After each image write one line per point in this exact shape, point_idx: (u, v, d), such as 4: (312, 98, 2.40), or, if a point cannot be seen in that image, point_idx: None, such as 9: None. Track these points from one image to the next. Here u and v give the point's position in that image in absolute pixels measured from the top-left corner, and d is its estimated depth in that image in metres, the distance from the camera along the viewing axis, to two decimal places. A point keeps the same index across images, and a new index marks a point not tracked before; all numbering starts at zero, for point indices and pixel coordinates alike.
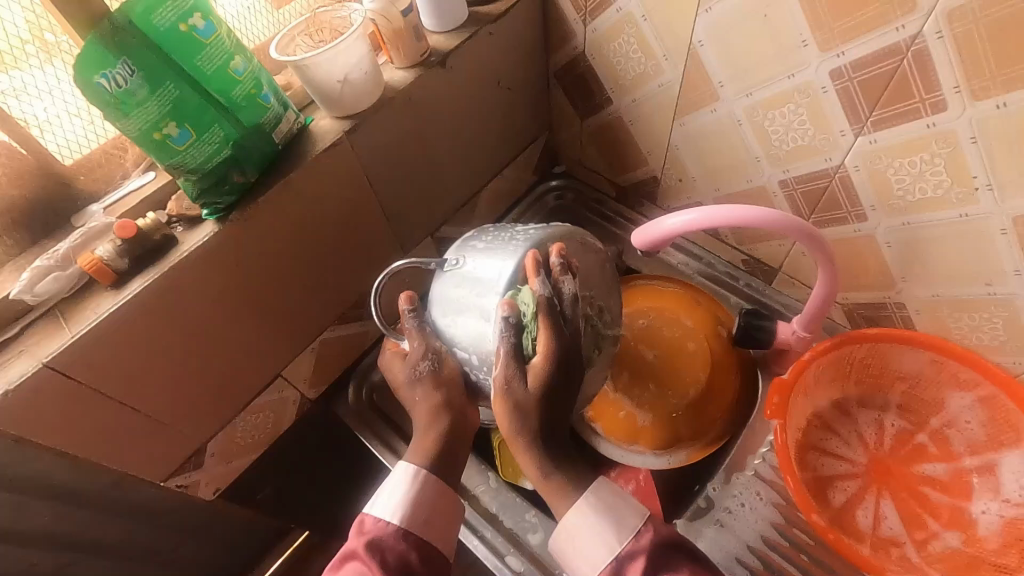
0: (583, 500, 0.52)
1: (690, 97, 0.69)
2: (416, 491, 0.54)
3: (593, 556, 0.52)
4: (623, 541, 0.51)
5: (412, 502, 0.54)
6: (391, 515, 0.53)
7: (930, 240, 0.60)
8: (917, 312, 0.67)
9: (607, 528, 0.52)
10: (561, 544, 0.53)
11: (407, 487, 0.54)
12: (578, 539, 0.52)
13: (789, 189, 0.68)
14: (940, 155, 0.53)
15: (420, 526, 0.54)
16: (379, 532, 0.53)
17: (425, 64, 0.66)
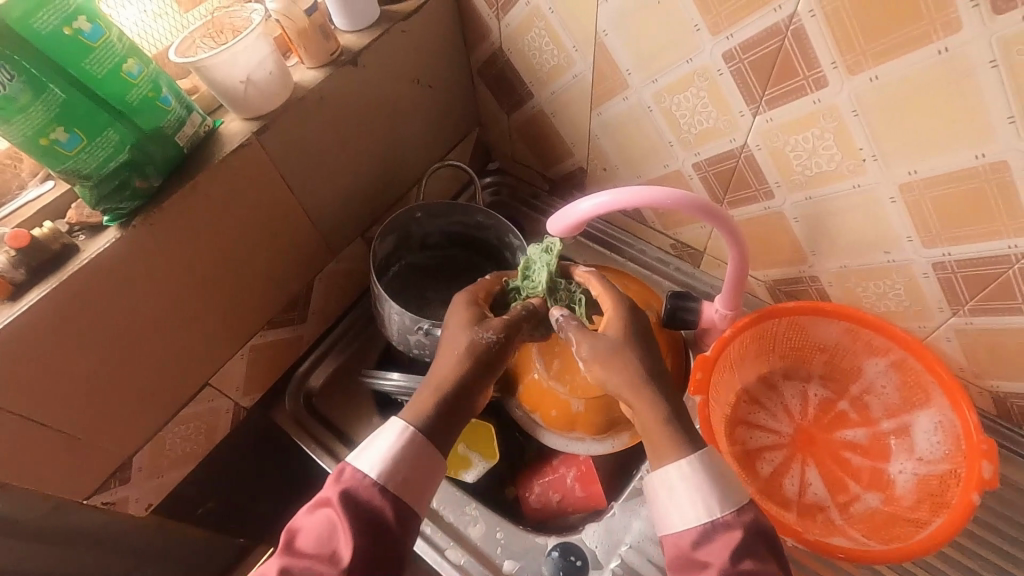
0: (693, 458, 0.52)
1: (603, 88, 0.71)
2: (400, 449, 0.51)
3: (689, 510, 0.51)
4: (724, 512, 0.50)
5: (392, 460, 0.51)
6: (374, 475, 0.50)
7: (832, 213, 0.62)
8: (830, 284, 0.70)
9: (719, 493, 0.51)
10: (659, 472, 0.53)
11: (397, 441, 0.52)
12: (675, 495, 0.52)
13: (702, 172, 0.70)
14: (828, 130, 0.56)
15: (402, 486, 0.51)
16: (356, 484, 0.50)
17: (336, 63, 0.66)
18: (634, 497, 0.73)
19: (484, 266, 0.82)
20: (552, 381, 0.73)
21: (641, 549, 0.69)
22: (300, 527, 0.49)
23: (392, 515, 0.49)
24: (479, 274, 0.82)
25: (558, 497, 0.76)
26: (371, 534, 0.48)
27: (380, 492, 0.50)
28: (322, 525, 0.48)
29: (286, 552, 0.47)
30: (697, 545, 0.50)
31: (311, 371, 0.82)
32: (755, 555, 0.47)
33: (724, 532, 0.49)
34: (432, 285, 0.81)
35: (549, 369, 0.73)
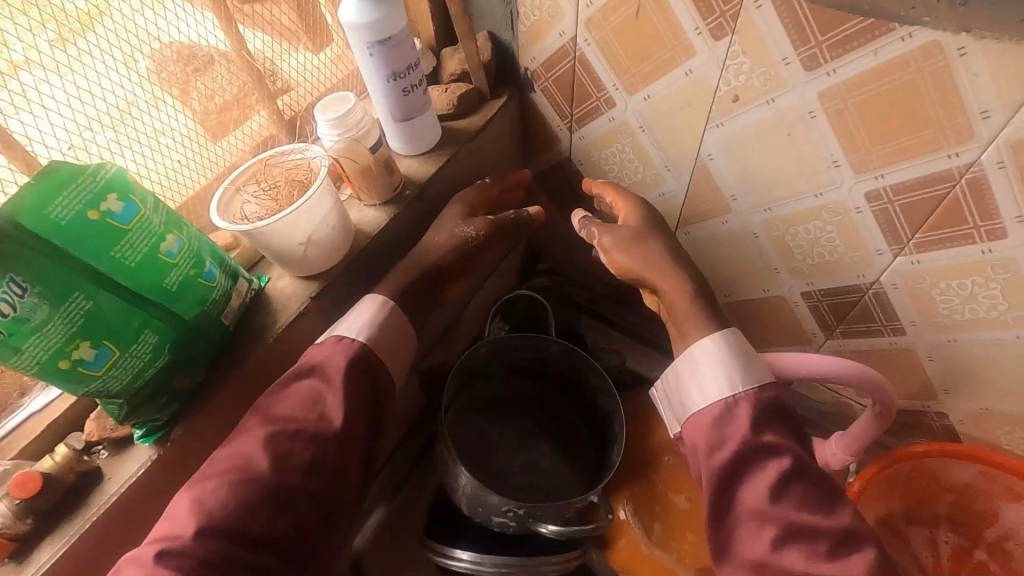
0: (715, 338, 0.50)
1: (695, 208, 0.62)
2: (382, 316, 0.50)
3: (711, 387, 0.49)
4: (747, 388, 0.48)
5: (376, 324, 0.49)
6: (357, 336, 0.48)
7: (980, 356, 0.54)
8: (961, 422, 0.62)
9: (745, 367, 0.49)
10: (684, 355, 0.51)
11: (375, 310, 0.50)
12: (699, 371, 0.50)
13: (813, 301, 0.62)
14: (996, 280, 0.48)
15: (384, 353, 0.49)
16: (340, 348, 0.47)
17: (399, 198, 0.56)
18: None
19: (555, 395, 0.72)
20: (654, 547, 0.62)
21: None
22: (276, 396, 0.45)
23: (378, 379, 0.48)
24: (550, 404, 0.72)
25: None
26: (360, 395, 0.47)
27: (365, 349, 0.48)
28: (306, 393, 0.45)
29: (264, 422, 0.44)
30: (717, 424, 0.48)
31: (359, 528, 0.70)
32: (776, 436, 0.46)
33: (745, 404, 0.47)
34: (497, 421, 0.71)
35: (650, 533, 0.63)
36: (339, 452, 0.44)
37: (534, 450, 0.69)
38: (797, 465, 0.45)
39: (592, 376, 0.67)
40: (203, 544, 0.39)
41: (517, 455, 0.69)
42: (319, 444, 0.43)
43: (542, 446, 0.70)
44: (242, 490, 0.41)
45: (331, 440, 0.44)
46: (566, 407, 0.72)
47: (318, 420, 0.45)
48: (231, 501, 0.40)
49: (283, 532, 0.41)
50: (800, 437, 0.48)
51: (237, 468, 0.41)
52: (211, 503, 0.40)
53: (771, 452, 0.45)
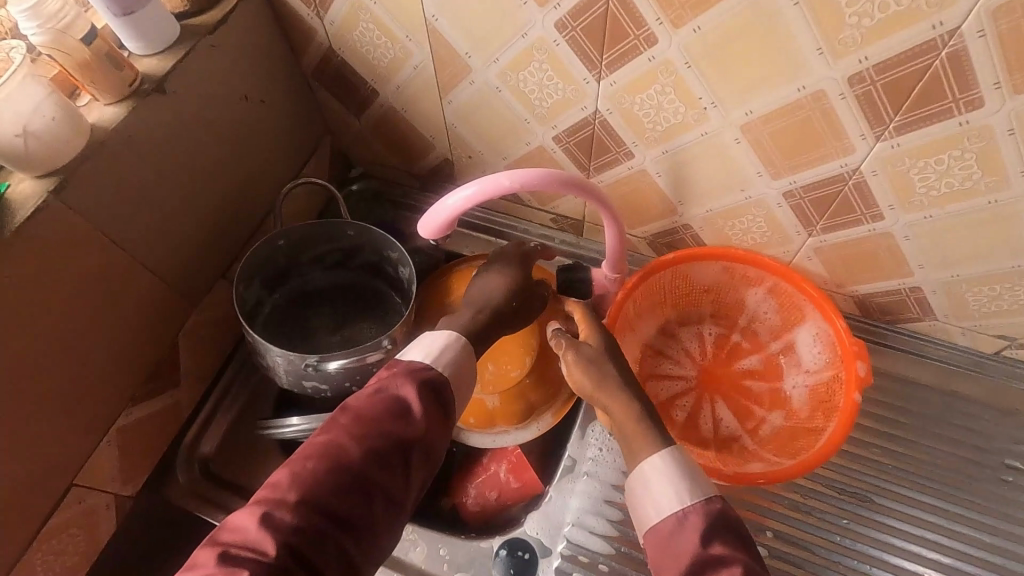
0: (659, 457, 0.51)
1: (445, 74, 0.68)
2: (453, 353, 0.54)
3: (664, 501, 0.48)
4: (695, 500, 0.48)
5: (450, 361, 0.53)
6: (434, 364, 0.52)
7: (688, 162, 0.64)
8: (702, 229, 0.73)
9: (692, 479, 0.49)
10: (635, 472, 0.51)
11: (446, 343, 0.54)
12: (649, 486, 0.50)
13: (564, 144, 0.70)
14: (668, 84, 0.57)
15: (456, 389, 0.53)
16: (422, 373, 0.51)
17: (138, 93, 0.57)
18: (567, 475, 0.71)
19: (370, 276, 0.78)
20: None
21: (582, 522, 0.68)
22: (362, 399, 0.49)
23: (441, 397, 0.51)
24: (367, 286, 0.78)
25: (494, 494, 0.75)
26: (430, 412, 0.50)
27: (439, 376, 0.52)
28: (387, 396, 0.49)
29: (350, 415, 0.48)
30: (672, 537, 0.47)
31: (201, 436, 0.73)
32: (724, 548, 0.45)
33: (694, 517, 0.47)
34: (318, 308, 0.76)
35: None
36: (409, 452, 0.48)
37: (355, 327, 0.75)
38: (748, 574, 0.43)
39: (389, 247, 0.72)
40: (304, 508, 0.43)
41: (335, 333, 0.74)
42: (404, 446, 0.47)
43: (363, 322, 0.75)
44: (333, 474, 0.45)
45: (400, 440, 0.48)
46: (381, 285, 0.78)
47: (404, 421, 0.48)
48: (317, 487, 0.44)
49: (359, 513, 0.45)
50: (753, 547, 0.46)
51: (315, 457, 0.46)
52: (308, 480, 0.44)
53: (721, 563, 0.43)
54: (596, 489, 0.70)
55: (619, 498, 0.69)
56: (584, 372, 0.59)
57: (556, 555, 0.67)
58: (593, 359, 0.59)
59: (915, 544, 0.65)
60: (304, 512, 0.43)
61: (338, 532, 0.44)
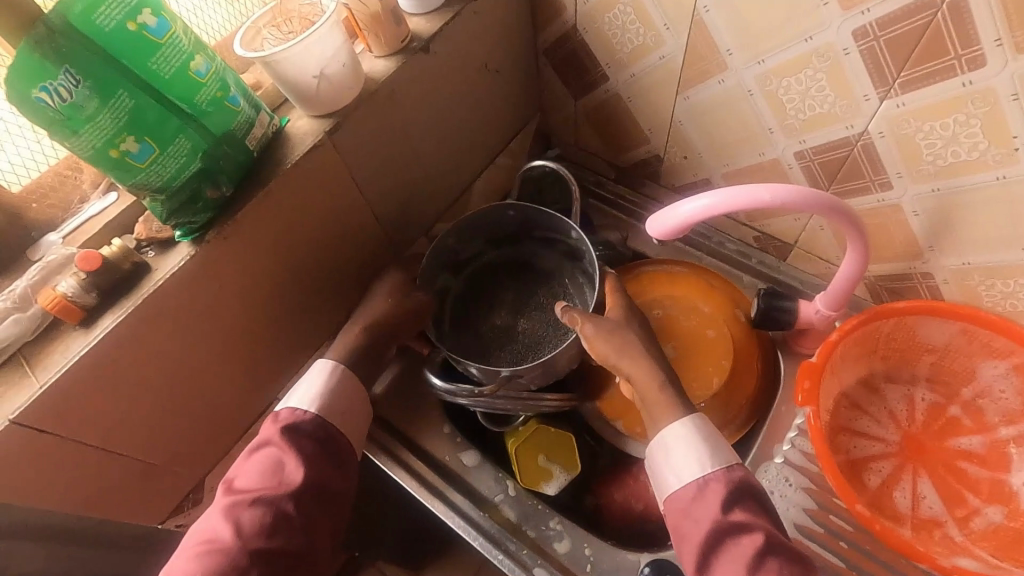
0: (681, 423, 0.54)
1: (693, 69, 0.64)
2: (330, 383, 0.59)
3: (684, 469, 0.53)
4: (716, 468, 0.52)
5: (325, 392, 0.58)
6: (310, 407, 0.57)
7: (963, 206, 0.56)
8: (946, 281, 0.64)
9: (711, 449, 0.53)
10: (655, 440, 0.55)
11: (325, 375, 0.59)
12: (672, 455, 0.54)
13: (806, 161, 0.64)
14: (976, 115, 0.50)
15: (336, 419, 0.58)
16: (295, 420, 0.56)
17: (406, 50, 0.60)
18: None
19: (566, 263, 0.75)
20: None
21: None
22: (239, 471, 0.52)
23: (324, 445, 0.55)
24: (556, 270, 0.76)
25: (641, 506, 0.73)
26: (319, 460, 0.54)
27: (315, 422, 0.56)
28: (264, 460, 0.52)
29: (227, 492, 0.51)
30: (691, 505, 0.51)
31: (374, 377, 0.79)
32: (745, 515, 0.49)
33: (715, 484, 0.51)
34: (506, 281, 0.77)
35: None
36: (299, 511, 0.51)
37: (532, 315, 0.75)
38: (768, 541, 0.46)
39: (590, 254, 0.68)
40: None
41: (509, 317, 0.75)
42: (280, 509, 0.50)
43: (541, 310, 0.74)
44: (218, 555, 0.47)
45: (291, 503, 0.50)
46: (573, 277, 0.74)
47: (279, 483, 0.51)
48: (206, 570, 0.46)
49: (283, 569, 0.49)
50: (771, 514, 0.50)
51: (205, 541, 0.48)
52: (213, 563, 0.46)
53: (743, 530, 0.48)
54: None
55: None
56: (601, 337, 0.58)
57: None
58: None
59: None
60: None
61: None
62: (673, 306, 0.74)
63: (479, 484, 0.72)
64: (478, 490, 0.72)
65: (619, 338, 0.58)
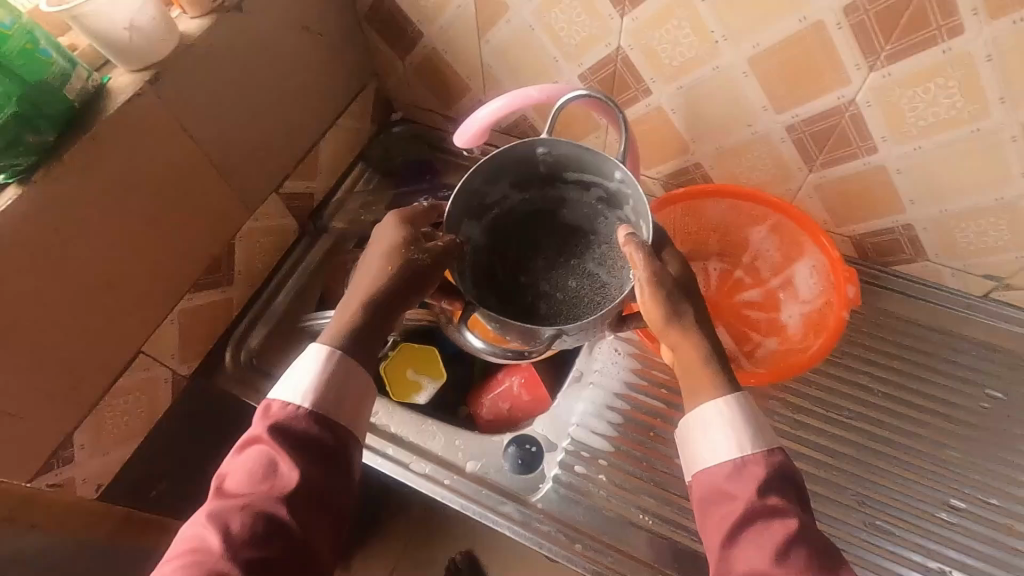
0: (729, 399, 0.54)
1: (485, 14, 0.75)
2: (328, 370, 0.52)
3: (724, 449, 0.53)
4: (755, 451, 0.52)
5: (323, 381, 0.51)
6: (305, 404, 0.51)
7: (701, 97, 0.71)
8: (711, 167, 0.79)
9: (753, 432, 0.53)
10: (693, 413, 0.55)
11: (324, 361, 0.52)
12: (710, 430, 0.54)
13: (588, 82, 0.77)
14: (684, 19, 0.64)
15: (349, 416, 0.52)
16: (288, 417, 0.50)
17: (220, 10, 0.66)
18: (574, 384, 0.77)
19: (602, 212, 0.63)
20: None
21: (585, 423, 0.75)
22: (229, 468, 0.49)
23: (327, 452, 0.50)
24: (592, 221, 0.63)
25: (507, 405, 0.82)
26: (311, 459, 0.49)
27: (314, 417, 0.51)
28: (256, 460, 0.48)
29: (217, 495, 0.47)
30: (727, 481, 0.52)
31: (250, 331, 0.83)
32: (779, 499, 0.49)
33: (752, 466, 0.51)
34: (543, 234, 0.64)
35: None
36: (295, 524, 0.46)
37: (579, 272, 0.61)
38: (800, 528, 0.47)
39: (639, 201, 0.57)
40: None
41: (558, 275, 0.61)
42: (269, 513, 0.46)
43: (583, 264, 0.61)
44: (196, 568, 0.43)
45: (285, 509, 0.46)
46: (611, 228, 0.62)
47: (274, 485, 0.47)
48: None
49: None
50: (803, 497, 0.51)
51: (189, 550, 0.44)
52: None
53: (775, 514, 0.48)
54: (600, 396, 0.76)
55: (620, 404, 0.76)
56: (659, 303, 0.55)
57: (561, 450, 0.73)
58: None
59: (897, 458, 0.70)
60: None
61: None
62: None
63: None
64: None
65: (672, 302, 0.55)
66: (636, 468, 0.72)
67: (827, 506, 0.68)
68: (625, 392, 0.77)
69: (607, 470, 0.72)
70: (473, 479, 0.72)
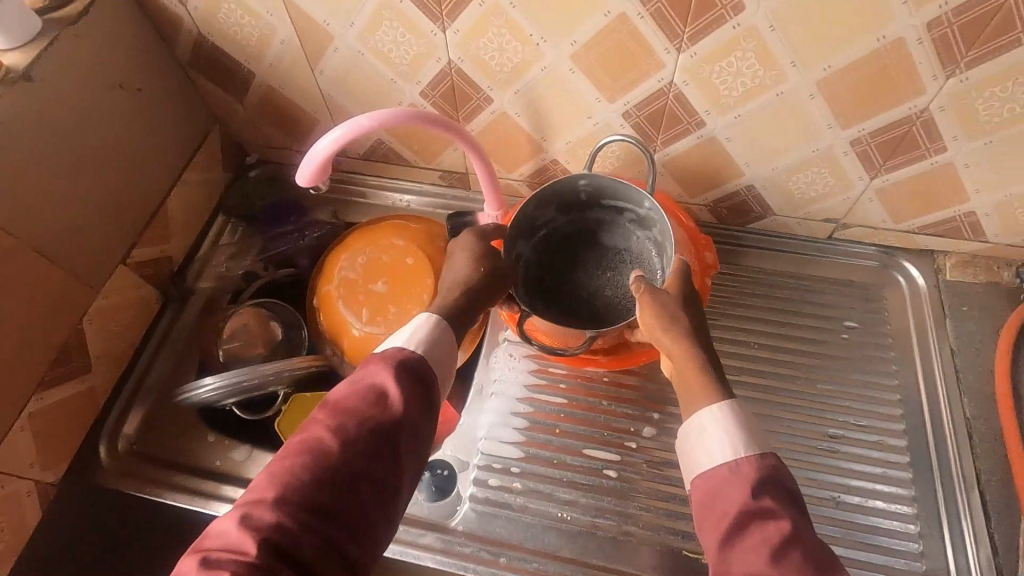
0: (725, 404, 0.55)
1: (310, 45, 0.73)
2: (431, 332, 0.58)
3: (717, 451, 0.53)
4: (749, 454, 0.52)
5: (430, 339, 0.57)
6: (412, 349, 0.56)
7: (539, 97, 0.72)
8: (568, 162, 0.81)
9: (749, 434, 0.53)
10: (694, 418, 0.55)
11: (424, 328, 0.58)
12: (705, 434, 0.54)
13: (430, 98, 0.76)
14: (501, 26, 0.65)
15: (435, 365, 0.57)
16: (400, 357, 0.55)
17: (4, 82, 0.61)
18: (475, 399, 0.77)
19: (633, 231, 0.76)
20: (365, 327, 0.76)
21: (493, 435, 0.74)
22: (343, 394, 0.53)
23: (418, 391, 0.54)
24: (623, 239, 0.76)
25: None
26: (411, 391, 0.54)
27: (419, 361, 0.56)
28: (366, 389, 0.53)
29: (330, 411, 0.52)
30: (723, 482, 0.51)
31: (124, 418, 0.77)
32: (773, 501, 0.49)
33: (745, 465, 0.51)
34: (585, 249, 0.77)
35: (361, 320, 0.76)
36: (381, 451, 0.50)
37: (614, 282, 0.75)
38: (794, 528, 0.46)
39: (665, 226, 0.70)
40: (285, 512, 0.46)
41: (597, 286, 0.74)
42: (352, 446, 0.50)
43: (617, 275, 0.75)
44: (314, 466, 0.48)
45: (378, 431, 0.51)
46: (641, 244, 0.75)
47: (384, 411, 0.52)
48: (306, 475, 0.48)
49: (332, 522, 0.47)
50: (801, 506, 0.50)
51: (310, 450, 0.49)
52: (294, 480, 0.48)
53: (770, 515, 0.47)
54: (503, 405, 0.76)
55: (523, 408, 0.76)
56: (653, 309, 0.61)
57: (473, 467, 0.73)
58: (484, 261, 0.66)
59: (781, 404, 0.75)
60: (284, 511, 0.46)
61: (324, 534, 0.47)
62: (373, 251, 0.79)
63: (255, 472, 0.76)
64: None
65: (670, 313, 0.61)
66: (548, 468, 0.72)
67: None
68: (527, 395, 0.77)
69: (522, 477, 0.72)
70: None
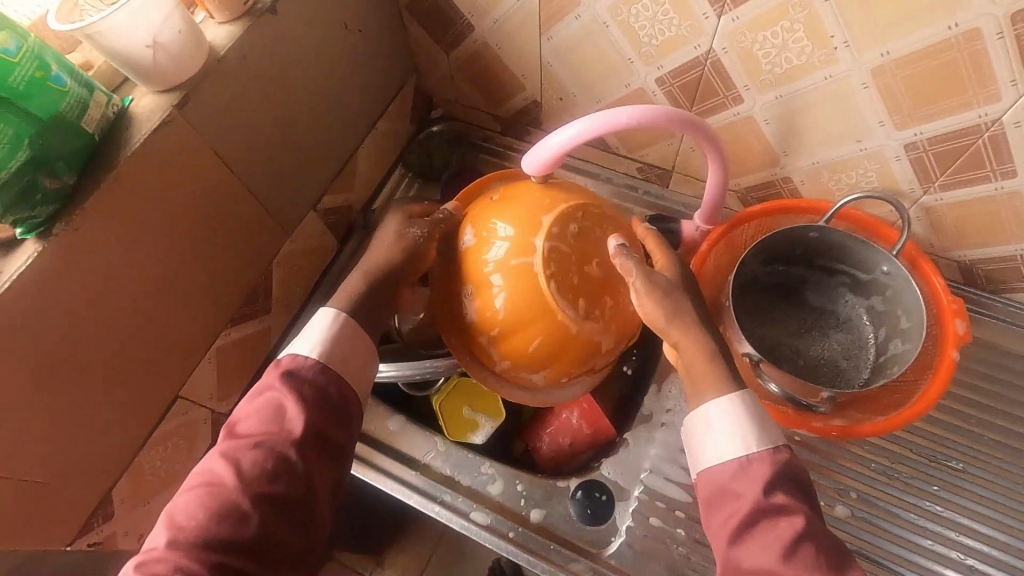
0: (735, 397, 0.52)
1: (550, 8, 0.65)
2: (336, 329, 0.53)
3: (725, 447, 0.51)
4: (760, 448, 0.50)
5: (331, 338, 0.52)
6: (313, 355, 0.51)
7: (805, 108, 0.61)
8: (803, 182, 0.70)
9: (760, 427, 0.51)
10: (699, 412, 0.53)
11: (328, 325, 0.53)
12: (715, 428, 0.52)
13: (666, 87, 0.67)
14: (798, 20, 0.54)
15: (338, 366, 0.52)
16: (297, 365, 0.51)
17: (251, 14, 0.57)
18: (643, 424, 0.72)
19: (843, 293, 0.72)
20: (583, 322, 0.56)
21: (658, 470, 0.69)
22: (242, 416, 0.49)
23: (323, 407, 0.50)
24: (829, 299, 0.73)
25: (568, 440, 0.74)
26: (318, 413, 0.49)
27: (316, 369, 0.51)
28: (264, 408, 0.49)
29: (229, 438, 0.48)
30: (733, 476, 0.49)
31: None
32: (787, 497, 0.47)
33: (757, 464, 0.49)
34: (785, 304, 0.73)
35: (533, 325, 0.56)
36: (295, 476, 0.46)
37: (820, 343, 0.71)
38: (806, 526, 0.45)
39: (905, 298, 0.65)
40: (186, 554, 0.42)
41: (802, 345, 0.70)
42: (272, 466, 0.46)
43: (823, 337, 0.71)
44: (212, 500, 0.44)
45: (293, 450, 0.47)
46: (851, 308, 0.72)
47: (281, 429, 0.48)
48: (203, 510, 0.44)
49: (251, 545, 0.44)
50: (809, 497, 0.49)
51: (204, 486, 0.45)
52: (190, 517, 0.44)
53: (782, 512, 0.46)
54: (674, 439, 0.70)
55: None
56: (654, 298, 0.55)
57: (634, 499, 0.68)
58: (669, 291, 0.56)
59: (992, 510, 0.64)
60: (185, 554, 0.42)
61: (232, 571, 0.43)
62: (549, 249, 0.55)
63: (408, 447, 0.72)
64: (408, 451, 0.72)
65: (674, 301, 0.56)
66: None
67: (913, 559, 0.63)
68: None
69: (686, 524, 0.66)
70: (539, 529, 0.67)
